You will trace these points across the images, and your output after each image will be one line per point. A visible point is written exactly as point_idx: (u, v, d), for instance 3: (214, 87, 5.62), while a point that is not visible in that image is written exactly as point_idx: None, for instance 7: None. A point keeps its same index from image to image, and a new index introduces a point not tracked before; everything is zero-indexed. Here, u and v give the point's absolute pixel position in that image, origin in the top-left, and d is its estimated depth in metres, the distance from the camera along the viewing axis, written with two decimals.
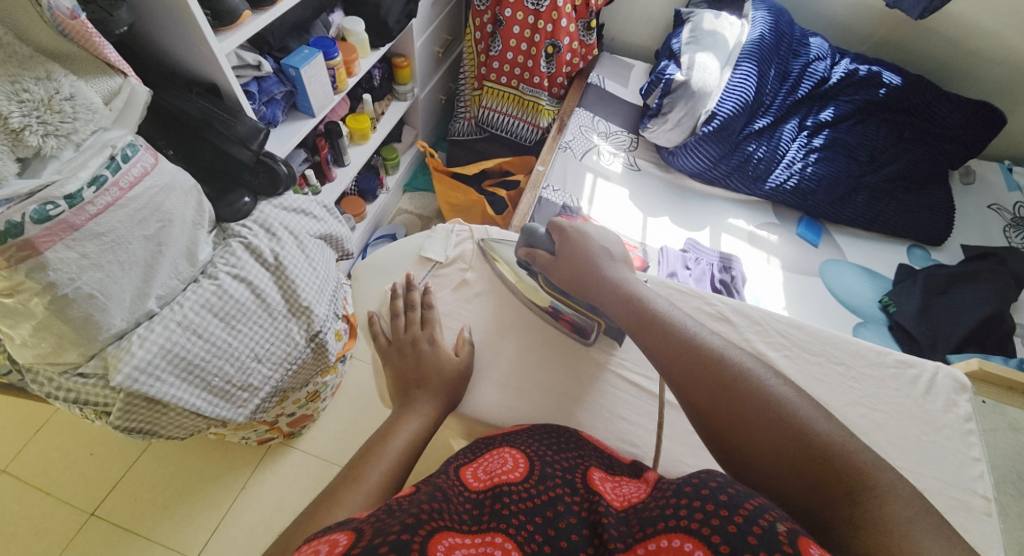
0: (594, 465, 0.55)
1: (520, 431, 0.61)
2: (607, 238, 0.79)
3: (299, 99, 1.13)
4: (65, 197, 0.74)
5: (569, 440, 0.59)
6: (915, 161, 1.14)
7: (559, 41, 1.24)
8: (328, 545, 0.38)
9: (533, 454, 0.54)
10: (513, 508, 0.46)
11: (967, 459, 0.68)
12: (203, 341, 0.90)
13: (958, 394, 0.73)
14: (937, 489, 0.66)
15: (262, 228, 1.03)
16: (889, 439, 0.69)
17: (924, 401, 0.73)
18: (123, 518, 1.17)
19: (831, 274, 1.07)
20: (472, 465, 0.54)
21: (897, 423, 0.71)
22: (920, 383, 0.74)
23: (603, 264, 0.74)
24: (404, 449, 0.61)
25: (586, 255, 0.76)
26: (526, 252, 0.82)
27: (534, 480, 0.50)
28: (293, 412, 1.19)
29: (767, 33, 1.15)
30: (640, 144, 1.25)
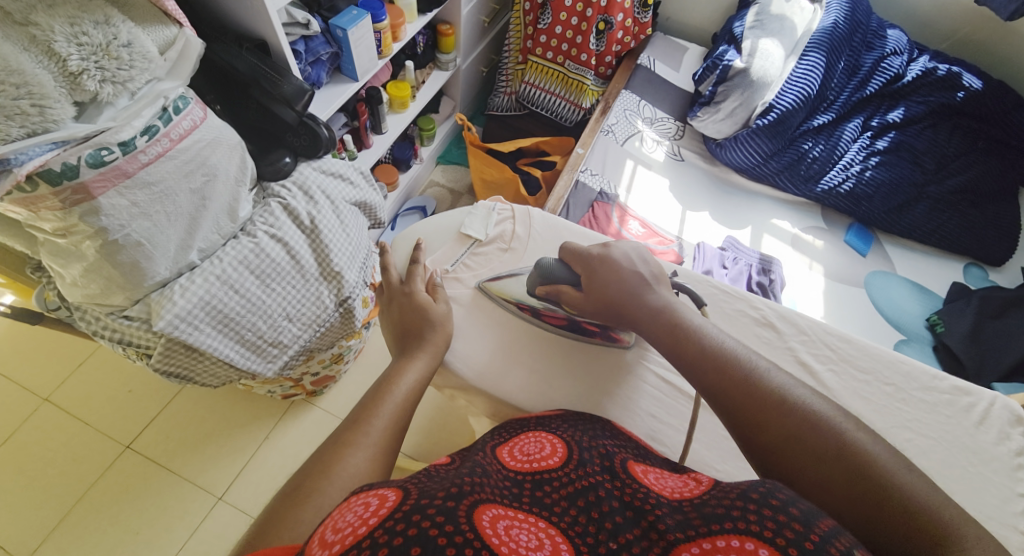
0: (632, 457, 0.55)
1: (553, 415, 0.63)
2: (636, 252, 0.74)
3: (344, 61, 1.12)
4: (120, 143, 0.76)
5: (599, 427, 0.60)
6: (985, 174, 1.06)
7: (611, 17, 1.19)
8: (377, 499, 0.41)
9: (569, 439, 0.55)
10: (552, 495, 0.46)
11: (1011, 494, 0.65)
12: (239, 297, 0.93)
13: (1012, 428, 0.70)
14: (977, 522, 0.63)
15: (301, 190, 1.04)
16: (931, 466, 0.67)
17: (974, 430, 0.70)
18: (154, 454, 1.25)
19: (877, 286, 1.02)
20: (508, 446, 0.56)
21: (942, 451, 0.68)
22: (974, 412, 0.71)
23: (641, 290, 0.69)
24: (408, 392, 0.63)
25: (621, 282, 0.70)
26: (545, 288, 0.76)
27: (572, 464, 0.50)
28: (318, 371, 1.23)
29: (842, 21, 1.07)
30: (686, 133, 1.20)
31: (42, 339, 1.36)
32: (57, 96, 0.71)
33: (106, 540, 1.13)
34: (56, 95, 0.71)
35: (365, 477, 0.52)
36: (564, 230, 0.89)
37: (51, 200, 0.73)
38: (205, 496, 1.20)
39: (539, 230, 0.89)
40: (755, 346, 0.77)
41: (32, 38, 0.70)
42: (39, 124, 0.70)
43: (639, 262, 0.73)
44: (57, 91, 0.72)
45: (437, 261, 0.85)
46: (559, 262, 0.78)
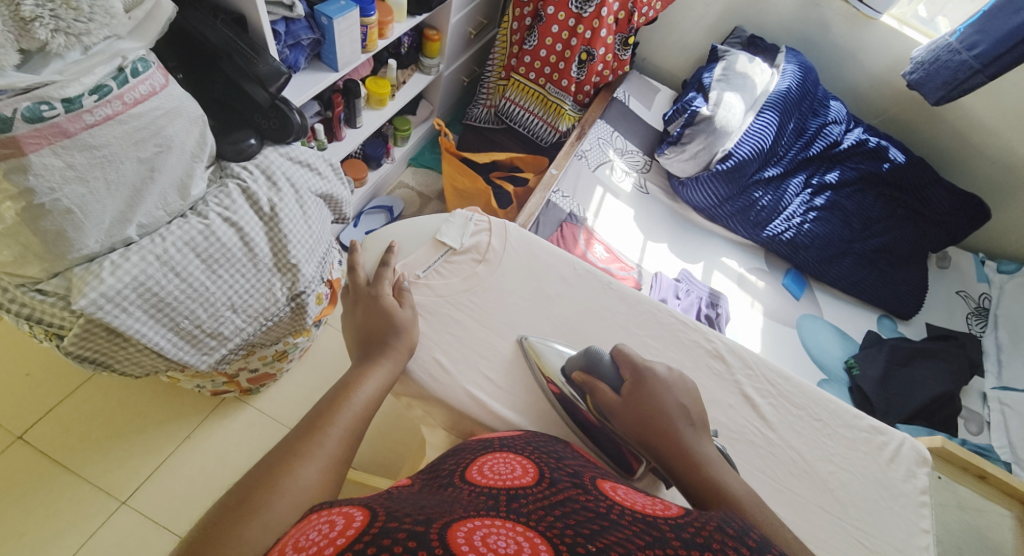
0: (602, 478, 0.55)
1: (517, 438, 0.63)
2: (686, 393, 0.67)
3: (325, 49, 1.10)
4: (64, 99, 0.69)
5: (568, 453, 0.60)
6: (900, 238, 1.20)
7: (593, 50, 1.22)
8: (343, 520, 0.38)
9: (538, 460, 0.55)
10: (528, 504, 0.45)
11: (916, 529, 0.73)
12: (179, 281, 0.86)
13: (918, 467, 0.79)
14: (885, 551, 0.71)
15: (263, 174, 0.99)
16: (851, 499, 0.74)
17: (887, 466, 0.78)
18: (49, 446, 1.10)
19: (806, 329, 1.13)
20: (476, 466, 0.54)
21: (861, 485, 0.76)
22: (886, 450, 0.80)
23: (681, 427, 0.62)
24: (367, 400, 0.61)
25: (666, 413, 0.63)
26: (582, 375, 0.70)
27: (544, 483, 0.49)
28: (256, 368, 1.16)
29: (794, 87, 1.18)
30: (652, 168, 1.27)
31: None
32: (3, 42, 0.64)
33: None
34: (2, 38, 0.63)
35: (317, 491, 0.49)
36: (539, 247, 0.91)
37: None
38: (104, 499, 1.08)
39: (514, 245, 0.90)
40: (707, 377, 0.82)
41: None
42: None
43: (685, 396, 0.67)
44: (3, 35, 0.63)
45: (409, 265, 0.84)
46: (611, 359, 0.71)
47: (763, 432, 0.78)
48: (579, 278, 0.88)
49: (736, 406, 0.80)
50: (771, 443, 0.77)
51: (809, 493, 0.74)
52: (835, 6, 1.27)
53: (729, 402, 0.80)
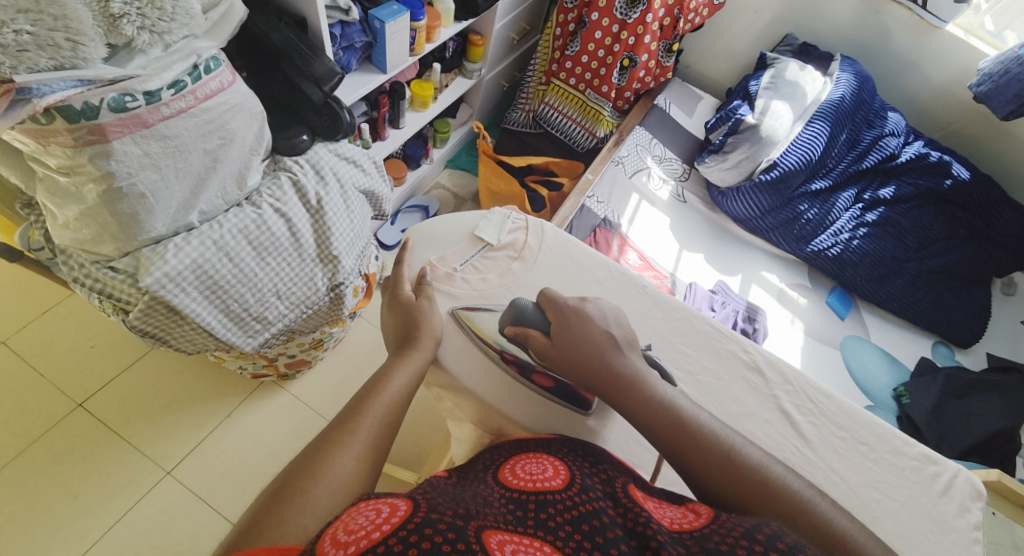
0: (631, 482, 0.56)
1: (552, 439, 0.63)
2: (612, 321, 0.69)
3: (376, 51, 1.15)
4: (145, 92, 0.75)
5: (598, 454, 0.61)
6: (961, 261, 1.12)
7: (636, 56, 1.22)
8: (388, 508, 0.40)
9: (571, 464, 0.55)
10: (556, 514, 0.45)
11: None
12: (232, 265, 0.91)
13: (972, 502, 0.72)
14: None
15: (313, 168, 1.04)
16: (898, 533, 0.69)
17: (938, 500, 0.72)
18: (106, 416, 1.20)
19: (851, 350, 1.07)
20: (509, 466, 0.56)
21: (907, 517, 0.70)
22: (938, 482, 0.74)
23: (608, 356, 0.64)
24: (398, 392, 0.61)
25: (590, 342, 0.65)
26: (514, 330, 0.71)
27: (575, 489, 0.49)
28: (294, 354, 1.21)
29: (848, 97, 1.12)
30: (691, 177, 1.25)
31: (10, 282, 1.31)
32: (92, 35, 0.68)
33: (41, 501, 1.08)
34: (92, 33, 0.68)
35: (352, 481, 0.51)
36: (575, 249, 0.90)
37: (64, 136, 0.72)
38: (152, 469, 1.16)
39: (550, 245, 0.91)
40: (743, 390, 0.79)
41: None
42: (69, 59, 0.67)
43: (612, 324, 0.69)
44: (94, 29, 0.70)
45: (447, 259, 0.86)
46: (535, 306, 0.73)
47: (804, 454, 0.74)
48: (610, 281, 0.87)
49: (772, 422, 0.77)
50: (810, 465, 0.73)
51: (851, 521, 0.69)
52: (896, 13, 1.21)
53: (764, 419, 0.77)
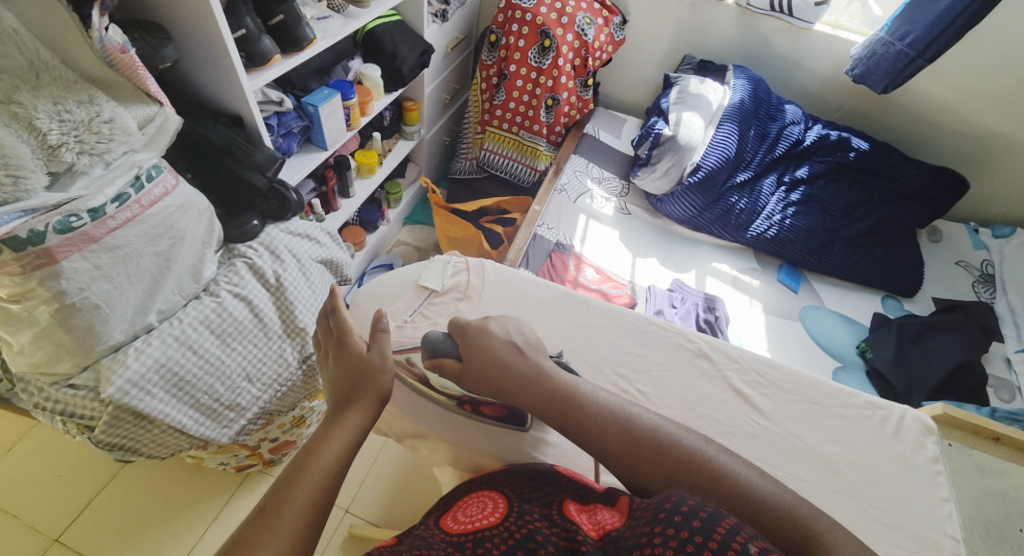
0: (571, 497, 0.63)
1: (498, 471, 0.69)
2: (513, 331, 0.75)
3: (314, 133, 1.22)
4: (89, 210, 0.78)
5: (546, 475, 0.66)
6: (885, 219, 1.23)
7: (558, 95, 1.34)
8: None
9: (509, 493, 0.62)
10: (492, 547, 0.52)
11: (936, 500, 0.73)
12: (197, 358, 0.92)
13: (926, 437, 0.78)
14: (910, 527, 0.70)
15: (268, 250, 1.08)
16: (858, 474, 0.74)
17: (893, 440, 0.77)
18: (84, 546, 1.12)
19: (810, 319, 1.13)
20: (451, 513, 0.61)
21: (876, 462, 0.75)
22: (888, 425, 0.79)
23: (512, 365, 0.70)
24: (331, 469, 0.60)
25: (495, 356, 0.71)
26: (431, 362, 0.73)
27: (511, 517, 0.56)
28: (276, 437, 1.18)
29: (747, 98, 1.25)
30: (630, 191, 1.33)
31: None
32: (32, 167, 0.74)
33: None
34: (32, 165, 0.73)
35: None
36: (516, 279, 0.93)
37: (11, 266, 0.73)
38: None
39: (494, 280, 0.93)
40: (695, 376, 0.83)
41: (14, 114, 0.73)
42: (10, 193, 0.72)
43: (515, 334, 0.75)
44: (34, 162, 0.74)
45: (396, 311, 0.89)
46: (445, 334, 0.75)
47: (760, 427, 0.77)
48: (558, 301, 0.90)
49: (724, 402, 0.80)
50: (769, 432, 0.77)
51: (817, 477, 0.73)
52: (769, 24, 1.37)
53: (719, 398, 0.80)
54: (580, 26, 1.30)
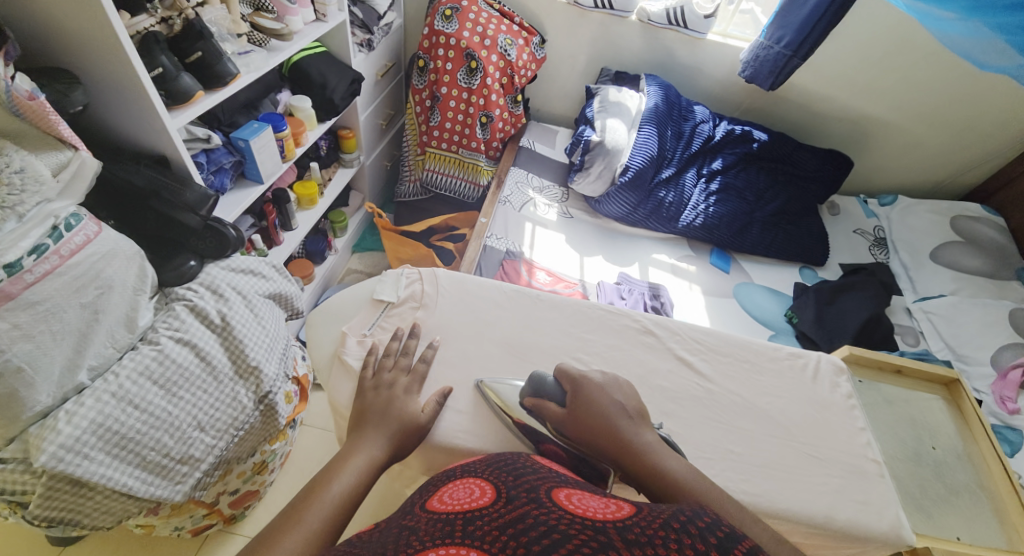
0: (561, 485, 0.53)
1: (481, 461, 0.63)
2: (625, 394, 0.72)
3: (247, 167, 1.20)
4: (4, 265, 0.73)
5: (532, 466, 0.60)
6: (790, 199, 1.39)
7: (490, 112, 1.40)
8: None
9: (498, 481, 0.54)
10: (475, 522, 0.45)
11: (854, 430, 0.84)
12: (140, 413, 0.86)
13: (838, 377, 0.90)
14: (833, 456, 0.80)
15: (209, 289, 1.02)
16: (789, 420, 0.83)
17: (813, 384, 0.88)
18: None
19: (743, 295, 1.25)
20: (437, 496, 0.55)
21: (796, 408, 0.85)
22: (808, 370, 0.90)
23: (620, 424, 0.67)
24: (344, 493, 0.61)
25: (601, 410, 0.69)
26: (532, 401, 0.74)
27: (500, 500, 0.48)
28: (236, 489, 1.12)
29: (661, 103, 1.37)
30: (570, 196, 1.41)
31: None
32: None
33: None
34: None
35: None
36: (468, 283, 0.96)
37: None
38: None
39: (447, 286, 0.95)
40: (642, 352, 0.89)
41: None
42: None
43: (620, 395, 0.72)
44: None
45: (354, 327, 0.89)
46: (555, 379, 0.76)
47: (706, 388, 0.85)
48: (512, 300, 0.95)
49: (671, 371, 0.87)
50: (712, 393, 0.85)
51: (756, 426, 0.82)
52: (670, 36, 1.52)
53: (665, 368, 0.87)
54: (502, 47, 1.37)
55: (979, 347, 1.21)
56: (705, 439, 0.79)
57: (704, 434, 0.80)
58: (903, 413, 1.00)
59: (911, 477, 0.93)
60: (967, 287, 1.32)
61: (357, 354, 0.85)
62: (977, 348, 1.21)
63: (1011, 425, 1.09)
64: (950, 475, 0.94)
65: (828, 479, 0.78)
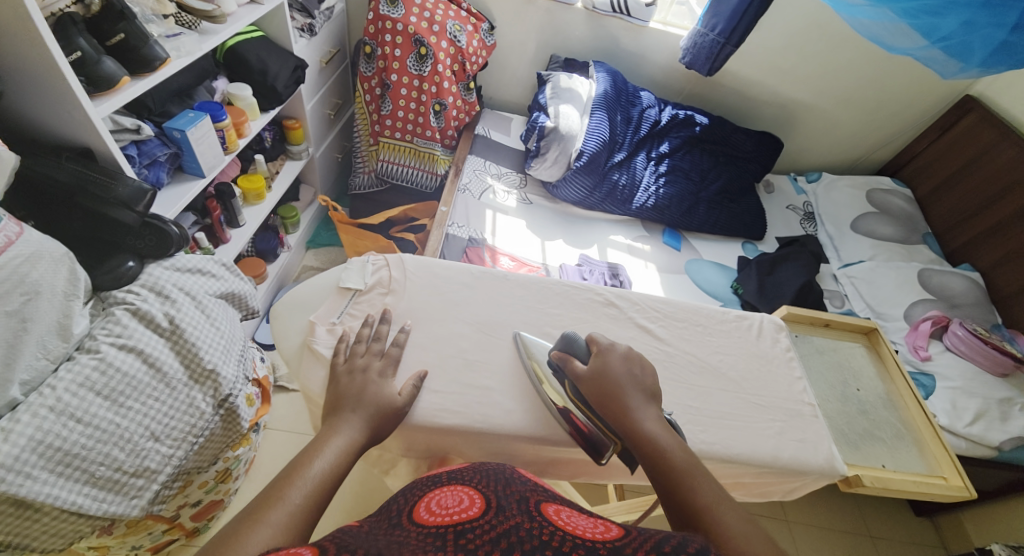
0: (548, 502, 0.52)
1: (464, 467, 0.58)
2: (636, 366, 0.70)
3: (186, 160, 1.10)
4: None
5: (518, 477, 0.56)
6: (731, 178, 1.48)
7: (444, 100, 1.39)
8: None
9: (487, 489, 0.51)
10: (468, 537, 0.42)
11: (792, 379, 0.87)
12: (84, 427, 0.75)
13: (779, 332, 0.93)
14: (774, 402, 0.83)
15: (152, 291, 0.90)
16: (734, 374, 0.85)
17: (757, 341, 0.91)
18: None
19: (694, 271, 1.33)
20: (424, 504, 0.50)
21: (742, 362, 0.87)
22: (754, 329, 0.93)
23: (631, 393, 0.67)
24: (328, 471, 0.56)
25: (615, 376, 0.68)
26: (560, 356, 0.73)
27: (492, 512, 0.45)
28: (199, 500, 1.06)
29: (609, 89, 1.42)
30: (528, 182, 1.43)
31: None
32: None
33: None
34: None
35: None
36: (438, 267, 0.87)
37: None
38: None
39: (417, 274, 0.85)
40: (607, 322, 0.87)
41: None
42: None
43: (636, 367, 0.70)
44: None
45: (321, 316, 0.79)
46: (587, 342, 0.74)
47: (660, 352, 0.85)
48: (482, 281, 0.87)
49: (634, 339, 0.85)
50: (671, 355, 0.85)
51: (711, 382, 0.83)
52: (614, 23, 1.56)
53: (628, 337, 0.85)
54: (452, 33, 1.36)
55: (895, 304, 1.36)
56: (670, 397, 0.80)
57: (666, 392, 0.80)
58: (832, 359, 1.08)
59: (840, 415, 1.01)
60: (883, 252, 1.47)
61: (329, 342, 0.76)
62: (894, 306, 1.36)
63: (924, 370, 1.24)
64: (874, 412, 1.02)
65: (771, 423, 0.81)
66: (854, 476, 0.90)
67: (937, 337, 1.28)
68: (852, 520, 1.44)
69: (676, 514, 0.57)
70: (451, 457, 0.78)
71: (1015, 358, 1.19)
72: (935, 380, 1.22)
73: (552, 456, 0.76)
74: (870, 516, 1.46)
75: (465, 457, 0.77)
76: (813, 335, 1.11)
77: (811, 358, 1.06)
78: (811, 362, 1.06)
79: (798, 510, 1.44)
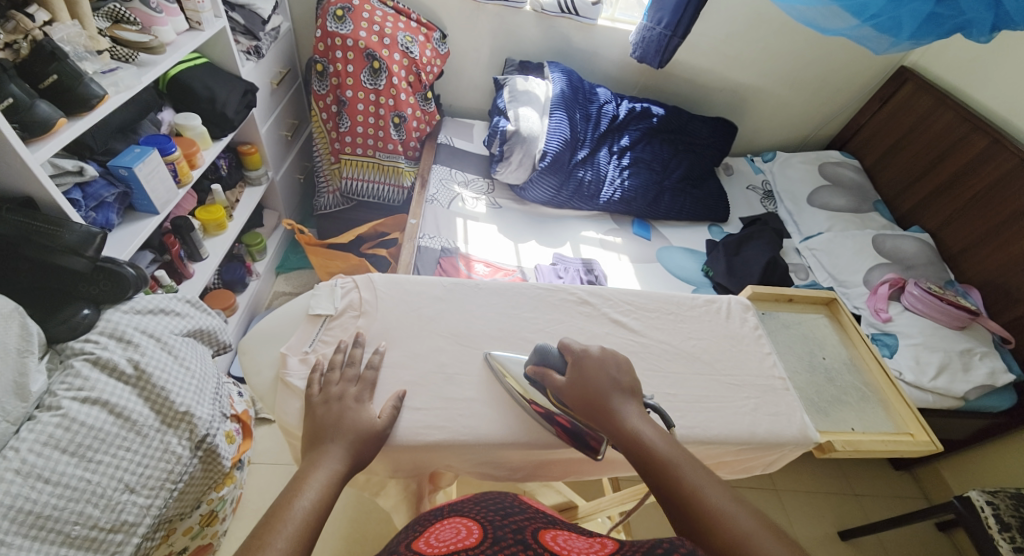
0: (547, 527, 0.54)
1: (467, 499, 0.59)
2: (613, 366, 0.70)
3: (136, 198, 1.06)
4: None
5: (515, 505, 0.57)
6: (690, 165, 1.53)
7: (402, 112, 1.38)
8: None
9: (485, 520, 0.52)
10: None
11: (762, 355, 0.89)
12: (53, 487, 0.70)
13: (746, 312, 0.95)
14: (748, 380, 0.85)
15: (113, 338, 0.85)
16: (710, 356, 0.87)
17: (728, 322, 0.93)
18: None
19: (665, 258, 1.36)
20: (423, 537, 0.50)
21: (716, 343, 0.89)
22: (724, 311, 0.94)
23: (613, 398, 0.66)
24: (312, 509, 0.55)
25: (597, 384, 0.67)
26: (536, 369, 0.72)
27: (489, 542, 0.46)
28: (185, 546, 1.01)
29: (566, 88, 1.43)
30: (495, 187, 1.44)
31: None
32: None
33: None
34: None
35: None
36: (410, 283, 0.85)
37: None
38: None
39: (390, 293, 0.83)
40: (582, 320, 0.86)
41: None
42: None
43: (616, 371, 0.70)
44: None
45: (293, 347, 0.77)
46: (558, 350, 0.73)
47: (638, 345, 0.85)
48: (453, 293, 0.86)
49: (609, 335, 0.85)
50: (647, 346, 0.85)
51: (687, 366, 0.84)
52: (564, 23, 1.58)
53: (603, 333, 0.85)
54: (404, 45, 1.36)
55: (855, 271, 1.42)
56: (648, 386, 0.80)
57: (643, 381, 0.80)
58: (800, 332, 1.11)
59: (810, 386, 1.03)
60: (839, 223, 1.54)
61: (303, 374, 0.74)
62: (853, 273, 1.42)
63: (886, 330, 1.30)
64: (840, 379, 1.05)
65: (747, 400, 0.82)
66: (828, 444, 0.93)
67: (896, 299, 1.34)
68: (835, 481, 1.50)
69: (670, 500, 0.58)
70: (439, 469, 0.77)
71: (970, 311, 1.25)
72: (898, 339, 1.28)
73: (540, 458, 0.75)
74: (852, 474, 1.53)
75: (453, 468, 0.76)
76: (782, 311, 1.13)
77: (782, 334, 1.10)
78: (781, 337, 1.09)
79: (785, 477, 1.49)
